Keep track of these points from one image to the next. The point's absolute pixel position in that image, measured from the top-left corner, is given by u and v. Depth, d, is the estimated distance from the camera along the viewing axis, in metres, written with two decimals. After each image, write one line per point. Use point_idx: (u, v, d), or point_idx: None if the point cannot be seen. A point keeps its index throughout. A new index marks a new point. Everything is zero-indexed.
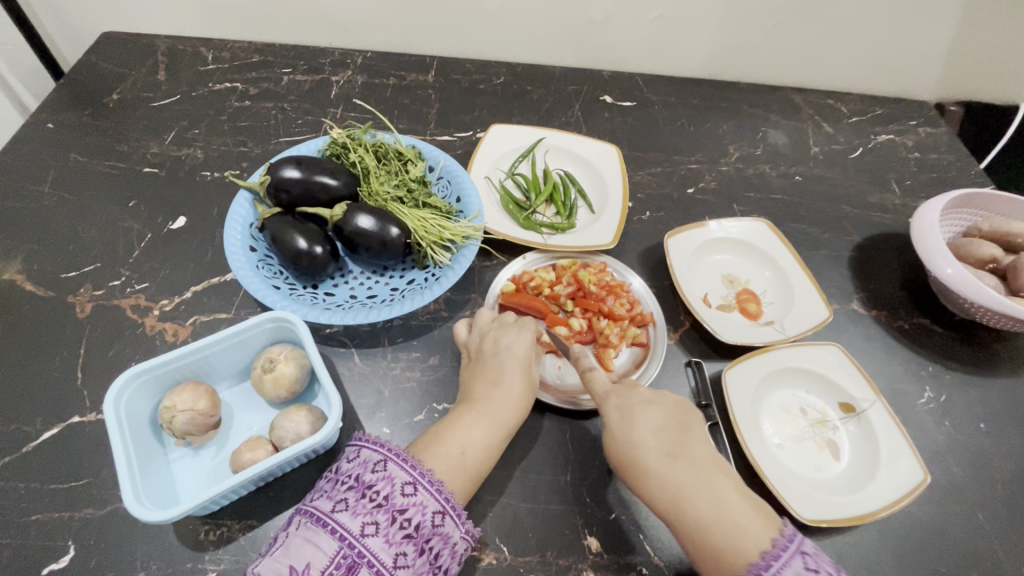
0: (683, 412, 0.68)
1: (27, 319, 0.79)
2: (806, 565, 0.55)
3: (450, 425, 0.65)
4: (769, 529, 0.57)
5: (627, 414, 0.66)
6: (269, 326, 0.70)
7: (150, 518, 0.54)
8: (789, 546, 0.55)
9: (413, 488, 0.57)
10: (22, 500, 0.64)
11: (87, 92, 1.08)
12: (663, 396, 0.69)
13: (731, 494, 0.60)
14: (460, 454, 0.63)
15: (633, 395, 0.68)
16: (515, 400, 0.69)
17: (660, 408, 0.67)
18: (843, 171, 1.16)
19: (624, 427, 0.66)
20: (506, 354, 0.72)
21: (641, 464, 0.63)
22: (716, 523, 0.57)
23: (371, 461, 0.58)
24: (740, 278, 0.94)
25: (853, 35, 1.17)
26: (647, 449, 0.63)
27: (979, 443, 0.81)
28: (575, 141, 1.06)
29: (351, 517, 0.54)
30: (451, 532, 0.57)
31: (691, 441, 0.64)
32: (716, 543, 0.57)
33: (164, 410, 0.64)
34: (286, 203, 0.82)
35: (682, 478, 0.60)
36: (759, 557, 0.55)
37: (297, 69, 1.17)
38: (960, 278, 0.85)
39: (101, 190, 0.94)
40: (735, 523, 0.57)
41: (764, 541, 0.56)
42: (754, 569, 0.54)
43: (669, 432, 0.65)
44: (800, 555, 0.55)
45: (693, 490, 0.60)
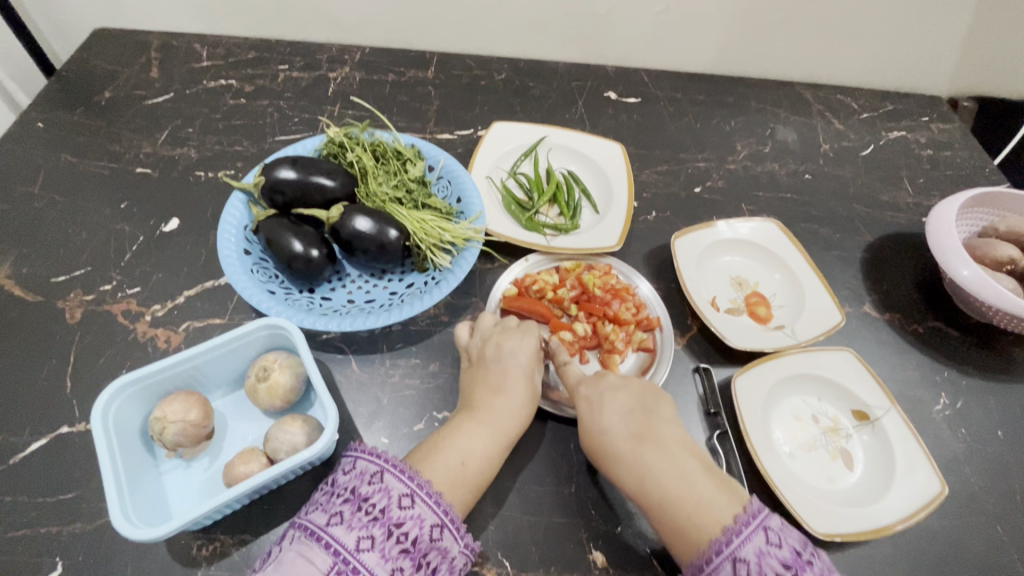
0: (651, 396, 0.68)
1: (16, 326, 0.77)
2: (769, 540, 0.53)
3: (450, 434, 0.63)
4: (732, 503, 0.56)
5: (595, 402, 0.67)
6: (264, 333, 0.68)
7: (138, 536, 0.52)
8: (751, 522, 0.54)
9: (411, 500, 0.55)
10: (9, 514, 0.62)
11: (79, 90, 1.06)
12: (631, 381, 0.70)
13: (695, 471, 0.59)
14: (460, 464, 0.60)
15: (601, 383, 0.69)
16: (516, 406, 0.67)
17: (628, 392, 0.68)
18: (854, 169, 1.12)
19: (592, 414, 0.66)
20: (508, 359, 0.70)
21: (609, 450, 0.63)
22: (678, 500, 0.57)
23: (368, 473, 0.55)
24: (750, 280, 0.91)
25: (865, 28, 1.14)
26: (613, 434, 0.64)
27: (997, 451, 0.79)
28: (579, 139, 1.03)
29: (346, 531, 0.51)
30: (450, 546, 0.55)
31: (657, 422, 0.64)
32: (680, 520, 0.56)
33: (155, 421, 0.62)
34: (281, 205, 0.80)
35: (646, 459, 0.61)
36: (719, 533, 0.54)
37: (294, 65, 1.14)
38: (977, 279, 0.82)
39: (93, 191, 0.92)
40: (696, 497, 0.57)
41: (726, 516, 0.55)
42: (715, 546, 0.53)
43: (634, 415, 0.65)
44: (762, 530, 0.53)
45: (658, 471, 0.60)
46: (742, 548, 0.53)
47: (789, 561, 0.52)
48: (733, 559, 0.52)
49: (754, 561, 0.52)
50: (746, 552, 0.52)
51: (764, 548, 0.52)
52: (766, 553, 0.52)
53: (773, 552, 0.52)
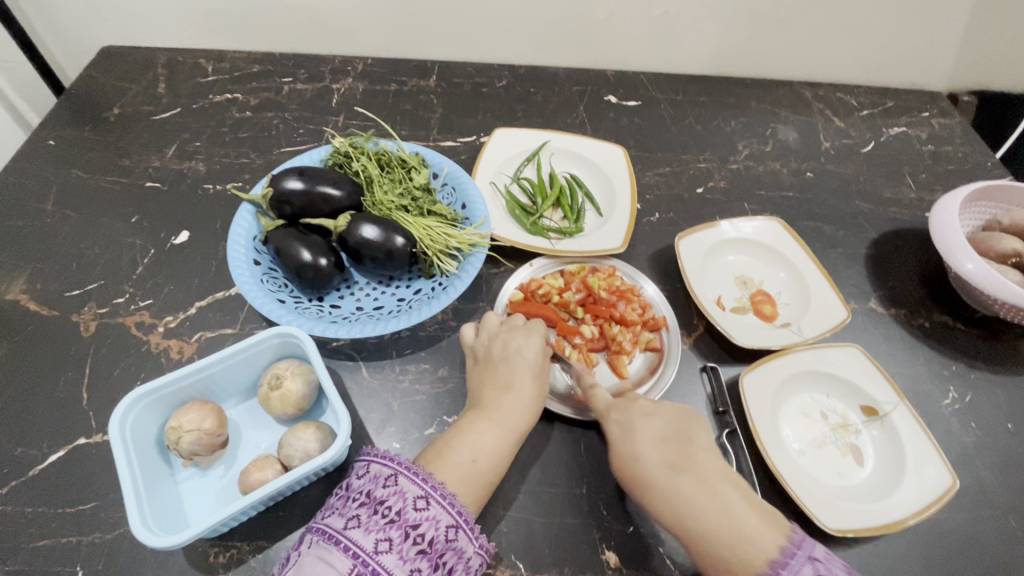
0: (684, 420, 0.66)
1: (33, 340, 0.78)
2: (818, 572, 0.53)
3: (460, 434, 0.64)
4: (777, 535, 0.55)
5: (626, 428, 0.65)
6: (276, 342, 0.69)
7: (160, 544, 0.52)
8: (797, 553, 0.54)
9: (426, 501, 0.55)
10: (29, 526, 0.63)
11: (88, 107, 1.08)
12: (662, 406, 0.68)
13: (737, 502, 0.58)
14: (471, 462, 0.61)
15: (632, 408, 0.68)
16: (524, 403, 0.67)
17: (660, 418, 0.66)
18: (856, 166, 1.13)
19: (624, 441, 0.65)
20: (516, 358, 0.70)
21: (642, 479, 0.61)
22: (721, 534, 0.56)
23: (382, 476, 0.56)
24: (755, 278, 0.91)
25: (862, 27, 1.15)
26: (647, 464, 0.62)
27: (1008, 444, 0.79)
28: (581, 143, 1.04)
29: (364, 534, 0.52)
30: (465, 546, 0.55)
31: (694, 449, 0.62)
32: (725, 554, 0.55)
33: (170, 430, 0.62)
34: (289, 215, 0.81)
35: (685, 491, 0.59)
36: (767, 568, 0.53)
37: (297, 78, 1.16)
38: (982, 273, 0.82)
39: (105, 205, 0.93)
40: (740, 532, 0.56)
41: (772, 549, 0.54)
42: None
43: (668, 443, 0.63)
44: (810, 562, 0.54)
45: (697, 502, 0.58)
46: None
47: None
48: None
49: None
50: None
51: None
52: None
53: None
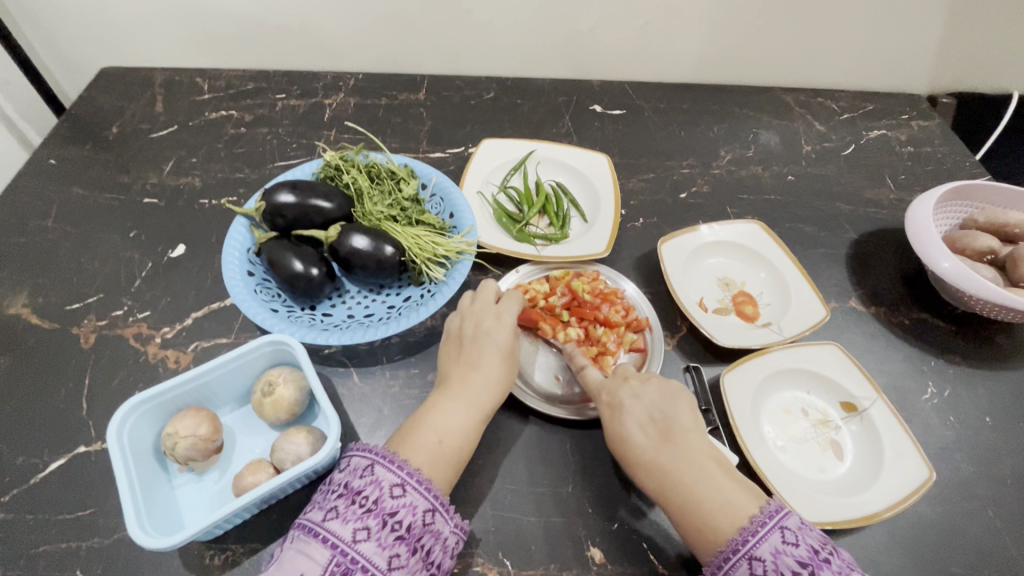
0: (671, 398, 0.69)
1: (34, 352, 0.80)
2: (786, 540, 0.55)
3: (428, 416, 0.66)
4: (750, 506, 0.58)
5: (616, 409, 0.69)
6: (269, 349, 0.71)
7: (154, 545, 0.54)
8: (767, 522, 0.55)
9: (402, 489, 0.58)
10: (31, 532, 0.65)
11: (89, 127, 1.11)
12: (651, 384, 0.71)
13: (715, 475, 0.61)
14: (437, 443, 0.63)
15: (621, 389, 0.70)
16: (488, 382, 0.69)
17: (648, 398, 0.69)
18: (837, 168, 1.16)
19: (613, 420, 0.68)
20: (484, 338, 0.73)
21: (630, 456, 0.65)
22: (696, 504, 0.59)
23: (360, 467, 0.59)
24: (736, 280, 0.94)
25: (839, 35, 1.18)
26: (636, 442, 0.65)
27: (986, 437, 0.81)
28: (566, 151, 1.07)
29: (342, 524, 0.54)
30: (442, 528, 0.58)
31: (680, 428, 0.65)
32: (699, 523, 0.58)
33: (167, 436, 0.65)
34: (282, 227, 0.83)
35: (667, 465, 0.62)
36: (736, 534, 0.56)
37: (291, 94, 1.20)
38: (957, 271, 0.84)
39: (104, 221, 0.96)
40: (713, 501, 0.59)
41: (743, 517, 0.57)
42: (731, 544, 0.55)
43: (654, 421, 0.66)
44: (779, 530, 0.55)
45: (677, 476, 0.61)
46: (758, 547, 0.54)
47: (806, 560, 0.53)
48: (749, 557, 0.54)
49: (770, 560, 0.53)
50: (761, 550, 0.54)
51: (780, 547, 0.54)
52: (782, 552, 0.54)
53: (790, 551, 0.54)
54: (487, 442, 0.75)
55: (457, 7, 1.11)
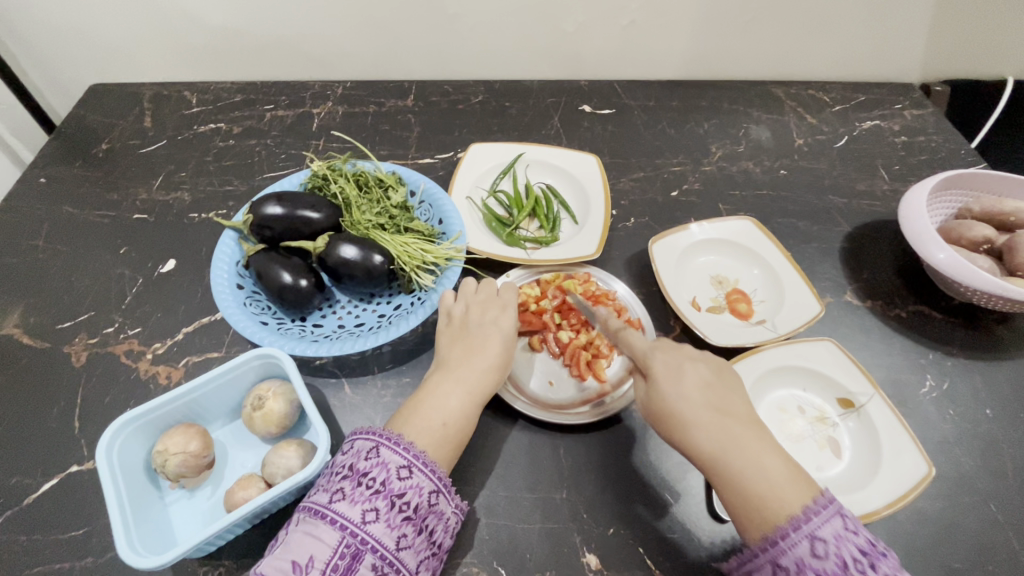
0: (725, 372, 0.67)
1: (26, 372, 0.80)
2: (847, 526, 0.52)
3: (429, 397, 0.65)
4: (812, 484, 0.56)
5: (674, 371, 0.65)
6: (257, 363, 0.71)
7: (143, 565, 0.54)
8: (831, 505, 0.53)
9: (408, 470, 0.57)
10: (24, 553, 0.65)
11: (78, 144, 1.12)
12: (705, 357, 0.69)
13: (776, 449, 0.59)
14: (441, 425, 0.63)
15: (677, 355, 0.68)
16: (492, 366, 0.69)
17: (705, 366, 0.66)
18: (829, 161, 1.15)
19: (670, 382, 0.64)
20: (488, 325, 0.73)
21: (688, 417, 0.61)
22: (758, 473, 0.56)
23: (365, 449, 0.58)
24: (729, 278, 0.93)
25: (828, 27, 1.17)
26: (691, 405, 0.62)
27: (986, 430, 0.79)
28: (555, 153, 1.06)
29: (350, 505, 0.54)
30: (445, 509, 0.59)
31: (737, 402, 0.63)
32: (760, 491, 0.55)
33: (157, 454, 0.65)
34: (270, 239, 0.83)
35: (726, 431, 0.59)
36: (800, 510, 0.53)
37: (279, 104, 1.20)
38: (952, 262, 0.83)
39: (94, 238, 0.96)
40: (777, 474, 0.56)
41: (808, 493, 0.54)
42: (792, 522, 0.52)
43: (714, 389, 0.63)
44: (842, 516, 0.52)
45: (742, 442, 0.58)
46: (821, 528, 0.52)
47: (866, 550, 0.51)
48: (811, 537, 0.51)
49: (832, 543, 0.51)
50: (824, 532, 0.51)
51: (842, 533, 0.51)
52: (844, 537, 0.51)
53: (851, 538, 0.51)
54: (479, 450, 0.75)
55: (441, 12, 1.10)
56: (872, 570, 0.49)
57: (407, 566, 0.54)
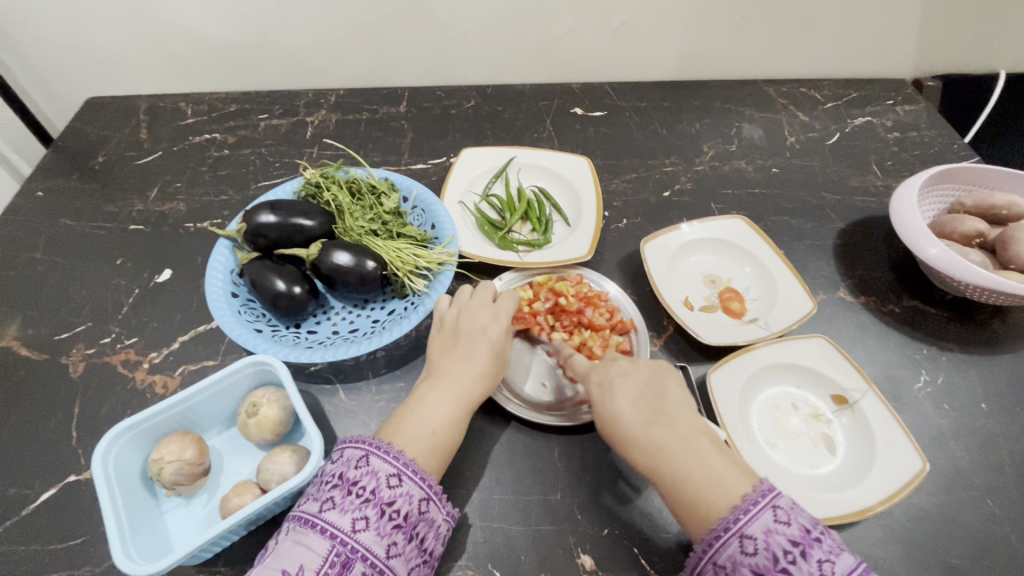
0: (659, 376, 0.68)
1: (25, 384, 0.81)
2: (778, 518, 0.52)
3: (419, 405, 0.66)
4: (743, 484, 0.56)
5: (606, 388, 0.67)
6: (251, 370, 0.71)
7: (137, 573, 0.54)
8: (760, 500, 0.53)
9: (398, 479, 0.58)
10: (23, 563, 0.66)
11: (75, 157, 1.13)
12: (640, 364, 0.69)
13: (707, 452, 0.59)
14: (431, 433, 0.63)
15: (610, 368, 0.69)
16: (480, 374, 0.69)
17: (637, 376, 0.67)
18: (822, 158, 1.15)
19: (604, 400, 0.66)
20: (477, 332, 0.73)
21: (623, 436, 0.63)
22: (690, 480, 0.57)
23: (355, 458, 0.58)
24: (722, 276, 0.93)
25: (817, 25, 1.17)
26: (627, 420, 0.63)
27: (982, 424, 0.79)
28: (547, 156, 1.07)
29: (339, 514, 0.54)
30: (436, 516, 0.59)
31: (669, 407, 0.64)
32: (692, 498, 0.57)
33: (152, 462, 0.65)
34: (264, 247, 0.84)
35: (659, 442, 0.61)
36: (728, 512, 0.54)
37: (273, 113, 1.21)
38: (945, 257, 0.82)
39: (91, 250, 0.97)
40: (707, 477, 0.57)
41: (736, 495, 0.55)
42: (722, 523, 0.53)
43: (645, 400, 0.65)
44: (771, 509, 0.53)
45: (670, 453, 0.60)
46: (749, 526, 0.52)
47: (797, 539, 0.51)
48: (739, 535, 0.52)
49: (761, 539, 0.52)
50: (752, 529, 0.52)
51: (772, 526, 0.52)
52: (773, 531, 0.52)
53: (781, 530, 0.52)
54: (474, 453, 0.75)
55: (431, 19, 1.11)
56: (802, 560, 0.50)
57: (398, 573, 0.54)
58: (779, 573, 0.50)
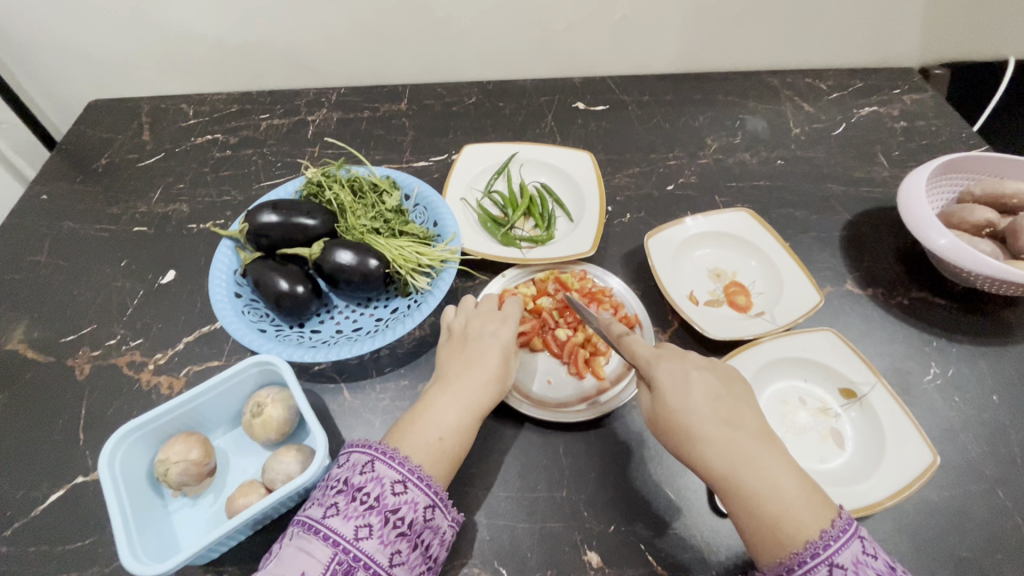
0: (733, 381, 0.65)
1: (32, 386, 0.82)
2: (864, 550, 0.52)
3: (426, 412, 0.65)
4: (826, 509, 0.54)
5: (681, 382, 0.63)
6: (256, 370, 0.71)
7: (145, 573, 0.54)
8: (848, 529, 0.52)
9: (403, 486, 0.57)
10: (33, 564, 0.66)
11: (79, 160, 1.13)
12: (713, 364, 0.66)
13: (789, 468, 0.56)
14: (438, 440, 0.62)
15: (684, 362, 0.65)
16: (491, 378, 0.69)
17: (713, 376, 0.64)
18: (827, 150, 1.13)
19: (678, 393, 0.62)
20: (488, 338, 0.73)
21: (697, 434, 0.59)
22: (776, 495, 0.54)
23: (360, 463, 0.58)
24: (727, 270, 0.92)
25: (822, 15, 1.16)
26: (703, 419, 0.60)
27: (993, 416, 0.78)
28: (549, 152, 1.06)
29: (343, 522, 0.54)
30: (441, 523, 0.59)
31: (744, 415, 0.61)
32: (775, 516, 0.53)
33: (158, 463, 0.65)
34: (266, 247, 0.84)
35: (742, 448, 0.57)
36: (816, 537, 0.52)
37: (274, 113, 1.21)
38: (954, 248, 0.81)
39: (95, 253, 0.98)
40: (796, 496, 0.54)
41: (822, 519, 0.53)
42: (812, 549, 0.51)
43: (723, 402, 0.61)
44: (858, 539, 0.52)
45: (755, 461, 0.56)
46: (840, 554, 0.51)
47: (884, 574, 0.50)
48: (829, 564, 0.50)
49: (852, 569, 0.50)
50: (843, 558, 0.51)
51: (861, 557, 0.51)
52: (862, 562, 0.51)
53: (869, 563, 0.51)
54: (478, 451, 0.75)
55: (430, 16, 1.11)
56: None
57: None
58: None
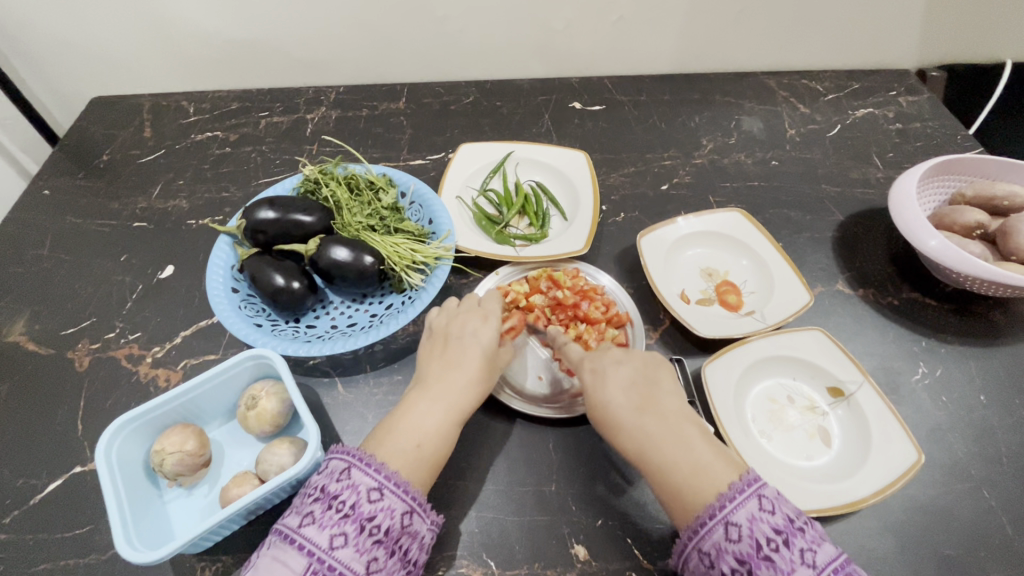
0: (652, 366, 0.68)
1: (32, 377, 0.83)
2: (763, 507, 0.53)
3: (406, 417, 0.66)
4: (729, 473, 0.57)
5: (598, 375, 0.67)
6: (250, 364, 0.72)
7: (138, 559, 0.56)
8: (746, 489, 0.54)
9: (379, 493, 0.58)
10: (31, 551, 0.68)
11: (81, 156, 1.15)
12: (634, 354, 0.70)
13: (695, 441, 0.60)
14: (415, 447, 0.63)
15: (604, 357, 0.70)
16: (469, 383, 0.69)
17: (630, 365, 0.68)
18: (822, 151, 1.14)
19: (596, 385, 0.66)
20: (470, 339, 0.73)
21: (613, 423, 0.63)
22: (678, 467, 0.58)
23: (337, 470, 0.59)
24: (719, 269, 0.93)
25: (819, 16, 1.16)
26: (617, 407, 0.64)
27: (980, 416, 0.79)
28: (544, 151, 1.07)
29: (318, 531, 0.54)
30: (419, 528, 0.60)
31: (659, 396, 0.64)
32: (680, 485, 0.57)
33: (155, 453, 0.67)
34: (262, 243, 0.85)
35: (651, 429, 0.61)
36: (715, 499, 0.55)
37: (274, 111, 1.22)
38: (945, 249, 0.82)
39: (96, 247, 0.99)
40: (698, 466, 0.58)
41: (723, 483, 0.56)
42: (709, 510, 0.54)
43: (637, 389, 0.65)
44: (756, 498, 0.54)
45: (661, 441, 0.60)
46: (735, 512, 0.53)
47: (782, 527, 0.52)
48: (725, 522, 0.53)
49: (746, 526, 0.53)
50: (738, 516, 0.53)
51: (756, 513, 0.53)
52: (758, 518, 0.53)
53: (766, 519, 0.53)
54: (469, 445, 0.76)
55: (429, 14, 1.12)
56: (784, 547, 0.51)
57: None
58: (763, 559, 0.51)
